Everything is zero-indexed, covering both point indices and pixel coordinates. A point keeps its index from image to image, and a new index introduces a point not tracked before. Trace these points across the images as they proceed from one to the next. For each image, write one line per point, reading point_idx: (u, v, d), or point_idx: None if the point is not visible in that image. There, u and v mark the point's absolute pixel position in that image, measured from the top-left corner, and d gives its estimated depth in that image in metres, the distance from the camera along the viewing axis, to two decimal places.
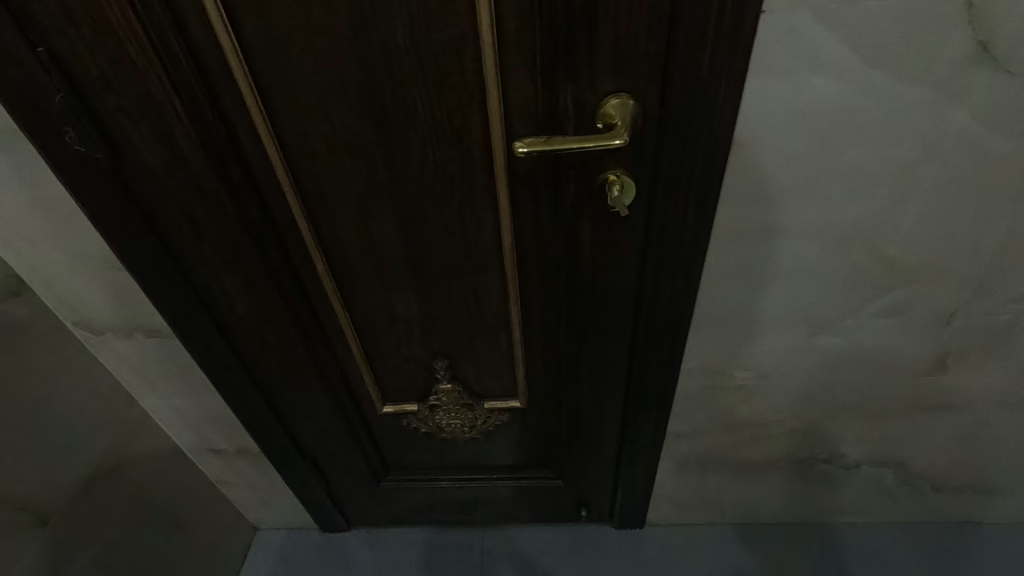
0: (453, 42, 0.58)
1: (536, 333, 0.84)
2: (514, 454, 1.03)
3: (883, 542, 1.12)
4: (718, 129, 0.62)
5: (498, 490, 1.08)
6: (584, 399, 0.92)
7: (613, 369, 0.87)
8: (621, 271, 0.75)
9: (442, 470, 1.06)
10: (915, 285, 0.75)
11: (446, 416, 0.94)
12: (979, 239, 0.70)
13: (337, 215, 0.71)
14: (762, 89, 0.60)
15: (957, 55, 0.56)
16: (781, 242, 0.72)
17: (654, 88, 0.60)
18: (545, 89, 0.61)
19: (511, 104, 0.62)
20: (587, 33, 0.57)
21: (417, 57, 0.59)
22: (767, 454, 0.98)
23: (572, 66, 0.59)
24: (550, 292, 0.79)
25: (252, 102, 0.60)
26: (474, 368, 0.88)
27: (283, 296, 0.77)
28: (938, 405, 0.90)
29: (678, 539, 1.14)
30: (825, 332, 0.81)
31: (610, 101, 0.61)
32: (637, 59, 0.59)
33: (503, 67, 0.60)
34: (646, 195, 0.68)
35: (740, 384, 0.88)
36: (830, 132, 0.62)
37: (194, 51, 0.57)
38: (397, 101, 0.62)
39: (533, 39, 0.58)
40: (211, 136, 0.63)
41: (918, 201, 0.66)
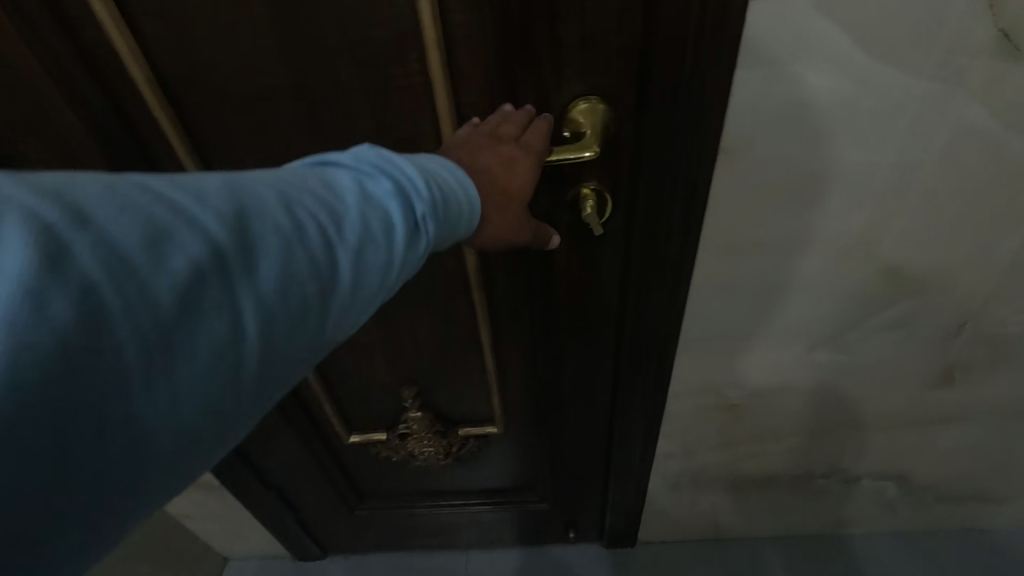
0: (393, 43, 0.49)
1: (510, 353, 0.79)
2: (498, 479, 1.05)
3: (882, 547, 1.16)
4: (706, 136, 0.52)
5: (482, 515, 1.12)
6: (569, 414, 0.87)
7: (599, 388, 0.83)
8: (602, 288, 0.68)
9: (420, 497, 1.10)
10: (919, 300, 0.67)
11: (418, 444, 0.94)
12: (992, 249, 0.62)
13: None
14: (755, 88, 0.49)
15: (988, 45, 0.46)
16: (780, 257, 0.63)
17: (628, 87, 0.51)
18: (504, 92, 0.52)
19: (464, 110, 0.53)
20: (548, 27, 0.48)
21: (353, 62, 0.50)
22: (764, 470, 0.97)
23: (532, 66, 0.50)
24: (524, 310, 0.72)
25: (163, 117, 0.52)
26: (446, 395, 0.86)
27: None
28: (943, 415, 0.85)
29: (670, 553, 1.20)
30: (824, 348, 0.74)
31: (578, 105, 0.52)
32: (607, 54, 0.49)
33: (454, 68, 0.51)
34: (624, 207, 0.60)
35: (734, 402, 0.83)
36: (834, 135, 0.52)
37: (88, 58, 0.49)
38: (334, 113, 0.53)
39: (485, 34, 0.49)
40: (122, 154, 0.55)
41: (925, 209, 0.58)
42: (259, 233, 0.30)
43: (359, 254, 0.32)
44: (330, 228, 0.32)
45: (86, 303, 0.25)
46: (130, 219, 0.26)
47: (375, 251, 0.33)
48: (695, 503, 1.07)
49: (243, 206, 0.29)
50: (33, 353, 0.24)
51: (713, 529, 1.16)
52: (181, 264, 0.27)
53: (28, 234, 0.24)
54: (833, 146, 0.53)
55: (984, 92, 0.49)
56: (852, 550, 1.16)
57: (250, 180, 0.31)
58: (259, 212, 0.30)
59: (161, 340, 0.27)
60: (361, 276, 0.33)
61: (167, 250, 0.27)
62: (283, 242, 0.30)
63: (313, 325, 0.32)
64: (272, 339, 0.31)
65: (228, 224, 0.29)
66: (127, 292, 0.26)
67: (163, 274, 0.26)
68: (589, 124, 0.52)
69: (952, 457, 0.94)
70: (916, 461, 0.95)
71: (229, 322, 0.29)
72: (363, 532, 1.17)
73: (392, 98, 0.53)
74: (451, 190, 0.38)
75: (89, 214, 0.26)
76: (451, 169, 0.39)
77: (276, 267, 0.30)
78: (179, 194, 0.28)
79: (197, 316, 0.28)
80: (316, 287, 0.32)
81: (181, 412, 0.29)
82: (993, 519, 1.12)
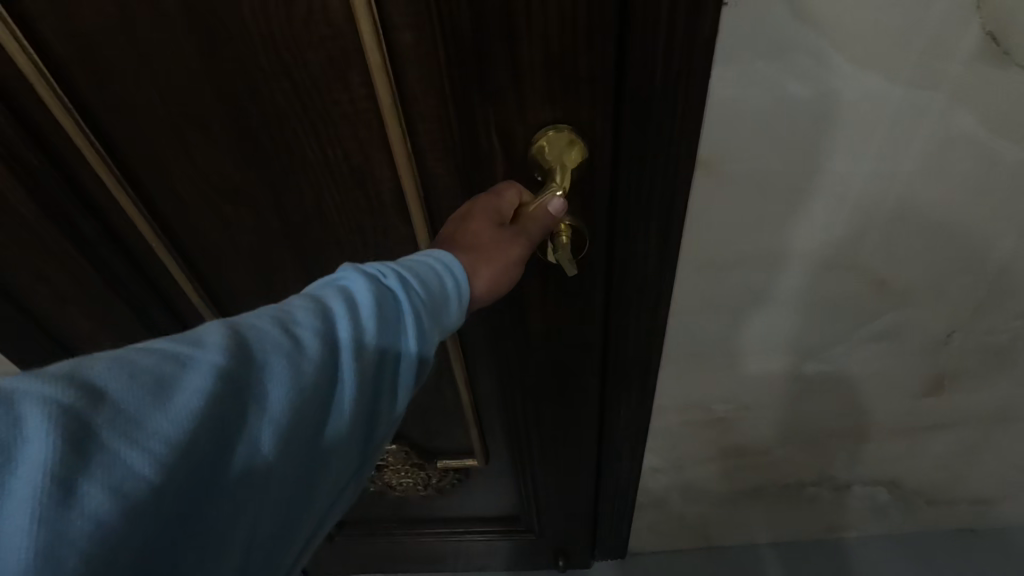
0: (336, 65, 0.48)
1: (483, 379, 0.79)
2: (480, 507, 1.07)
3: (876, 550, 1.14)
4: (679, 155, 0.49)
5: (468, 542, 1.13)
6: (552, 440, 0.84)
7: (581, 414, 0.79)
8: (582, 324, 0.66)
9: (402, 524, 1.12)
10: (906, 312, 0.65)
11: (396, 474, 0.96)
12: (982, 257, 0.59)
13: (223, 251, 0.67)
14: (730, 98, 0.46)
15: (975, 50, 0.43)
16: (763, 274, 0.60)
17: (597, 110, 0.48)
18: (463, 121, 0.50)
19: (418, 137, 0.53)
20: (508, 47, 0.44)
21: (293, 86, 0.50)
22: (754, 482, 0.95)
23: (489, 91, 0.47)
24: (500, 343, 0.70)
25: (82, 143, 0.54)
26: (422, 429, 0.89)
27: (153, 330, 0.75)
28: (932, 423, 0.83)
29: (662, 563, 1.19)
30: (811, 360, 0.71)
31: (546, 135, 0.49)
32: (575, 78, 0.46)
33: (403, 94, 0.50)
34: (601, 240, 0.57)
35: (719, 416, 0.80)
36: (816, 145, 0.49)
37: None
38: (274, 138, 0.54)
39: (434, 60, 0.47)
40: (42, 179, 0.57)
41: (912, 219, 0.55)
42: (265, 357, 0.33)
43: (368, 350, 0.36)
44: (320, 329, 0.35)
45: (109, 464, 0.27)
46: (138, 383, 0.29)
47: (378, 345, 0.37)
48: (685, 515, 1.05)
49: (246, 339, 0.33)
50: (64, 532, 0.26)
51: (705, 539, 1.13)
52: (197, 400, 0.30)
53: (48, 421, 0.26)
54: (815, 156, 0.50)
55: (971, 97, 0.46)
56: (846, 556, 1.14)
57: (247, 321, 0.34)
58: (261, 343, 0.34)
59: (188, 473, 0.29)
60: (375, 368, 0.37)
61: (179, 394, 0.30)
62: (292, 360, 0.34)
63: (338, 424, 0.36)
64: (299, 436, 0.34)
65: (216, 363, 0.31)
66: (149, 438, 0.28)
67: (179, 415, 0.29)
68: (557, 158, 0.49)
69: (944, 462, 0.92)
70: (907, 467, 0.93)
71: (253, 448, 0.32)
72: (348, 558, 1.18)
73: (333, 122, 0.53)
74: (440, 279, 0.42)
75: (100, 389, 0.28)
76: (437, 256, 0.44)
77: (289, 381, 0.33)
78: (182, 347, 0.31)
79: (221, 443, 0.31)
80: (325, 383, 0.35)
81: (234, 525, 0.32)
82: (987, 519, 1.11)
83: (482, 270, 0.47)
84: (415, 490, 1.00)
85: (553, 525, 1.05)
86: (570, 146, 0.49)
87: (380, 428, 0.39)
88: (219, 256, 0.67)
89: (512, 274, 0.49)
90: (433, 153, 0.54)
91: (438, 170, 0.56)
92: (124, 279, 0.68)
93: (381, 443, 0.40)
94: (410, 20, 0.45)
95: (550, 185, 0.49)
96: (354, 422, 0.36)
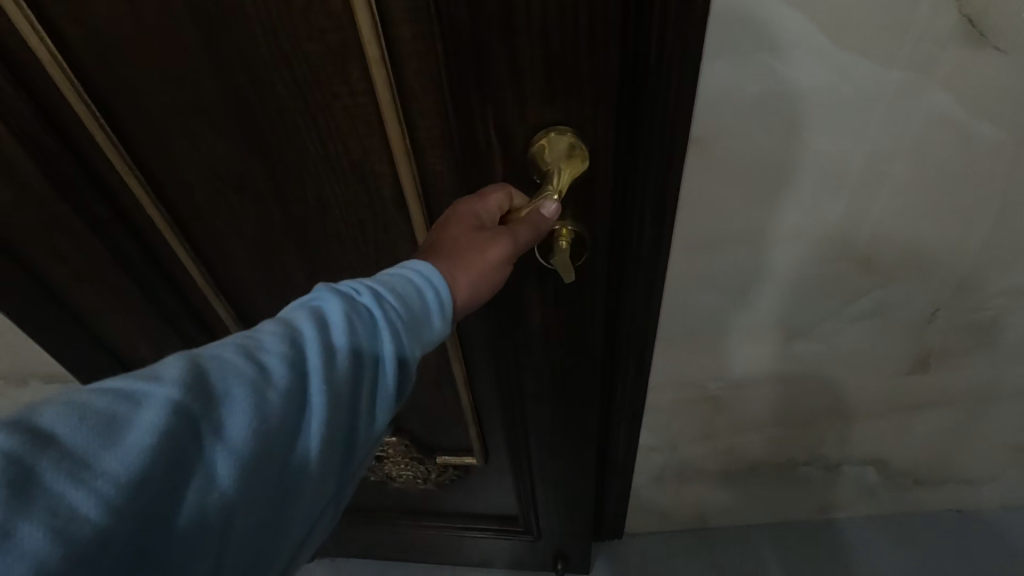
0: (336, 58, 0.49)
1: (483, 385, 0.81)
2: (479, 505, 1.09)
3: (868, 531, 1.17)
4: (671, 136, 0.51)
5: (467, 537, 1.16)
6: (550, 441, 0.87)
7: (580, 412, 0.80)
8: (580, 336, 0.68)
9: (403, 515, 1.15)
10: (893, 289, 0.67)
11: (395, 466, 0.99)
12: (963, 236, 0.62)
13: (228, 237, 0.68)
14: (720, 80, 0.48)
15: (951, 33, 0.46)
16: (753, 251, 0.63)
17: (592, 110, 0.49)
18: (460, 117, 0.51)
19: (417, 134, 0.54)
20: (505, 46, 0.45)
21: (294, 78, 0.51)
22: (747, 461, 0.98)
23: (485, 88, 0.48)
24: (500, 351, 0.73)
25: (95, 128, 0.56)
26: (421, 423, 0.91)
27: (163, 316, 0.77)
28: (919, 402, 0.86)
29: (659, 543, 1.22)
30: (802, 338, 0.74)
31: (543, 139, 0.51)
32: (571, 78, 0.47)
33: (402, 90, 0.51)
34: (599, 257, 0.59)
35: (714, 394, 0.83)
36: (804, 125, 0.51)
37: (17, 70, 0.53)
38: (276, 129, 0.55)
39: (433, 56, 0.48)
40: (56, 162, 0.59)
41: (897, 198, 0.58)
42: (226, 389, 0.32)
43: (337, 376, 0.36)
44: (285, 356, 0.35)
45: (50, 512, 0.26)
46: (84, 426, 0.28)
47: (347, 369, 0.36)
48: (679, 495, 1.08)
49: (205, 371, 0.33)
50: None
51: (699, 519, 1.16)
52: (150, 437, 0.29)
53: None
54: (804, 136, 0.52)
55: (949, 79, 0.48)
56: (837, 535, 1.17)
57: (208, 353, 0.34)
58: (222, 375, 0.33)
59: (141, 515, 0.29)
60: (345, 393, 0.36)
61: (129, 434, 0.29)
62: (255, 390, 0.33)
63: (305, 452, 0.35)
64: (262, 469, 0.33)
65: (169, 399, 0.31)
66: (99, 478, 0.28)
67: (129, 456, 0.28)
68: (554, 161, 0.51)
69: (930, 441, 0.95)
70: (894, 446, 0.96)
71: (212, 485, 0.31)
72: (351, 541, 1.23)
73: (335, 113, 0.54)
74: (421, 294, 0.41)
75: (42, 435, 0.27)
76: (416, 267, 0.43)
77: (251, 413, 0.32)
78: (135, 384, 0.31)
79: (177, 483, 0.30)
80: (292, 412, 0.34)
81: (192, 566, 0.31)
82: (974, 500, 1.14)
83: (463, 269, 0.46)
84: (415, 483, 1.02)
85: (552, 519, 1.06)
86: (574, 152, 0.51)
87: (357, 452, 0.38)
88: (225, 242, 0.69)
89: (496, 276, 0.48)
90: (433, 145, 0.55)
91: (437, 167, 0.57)
92: (132, 261, 0.70)
93: (358, 463, 0.39)
94: (408, 16, 0.46)
95: (546, 189, 0.51)
96: (325, 448, 0.36)
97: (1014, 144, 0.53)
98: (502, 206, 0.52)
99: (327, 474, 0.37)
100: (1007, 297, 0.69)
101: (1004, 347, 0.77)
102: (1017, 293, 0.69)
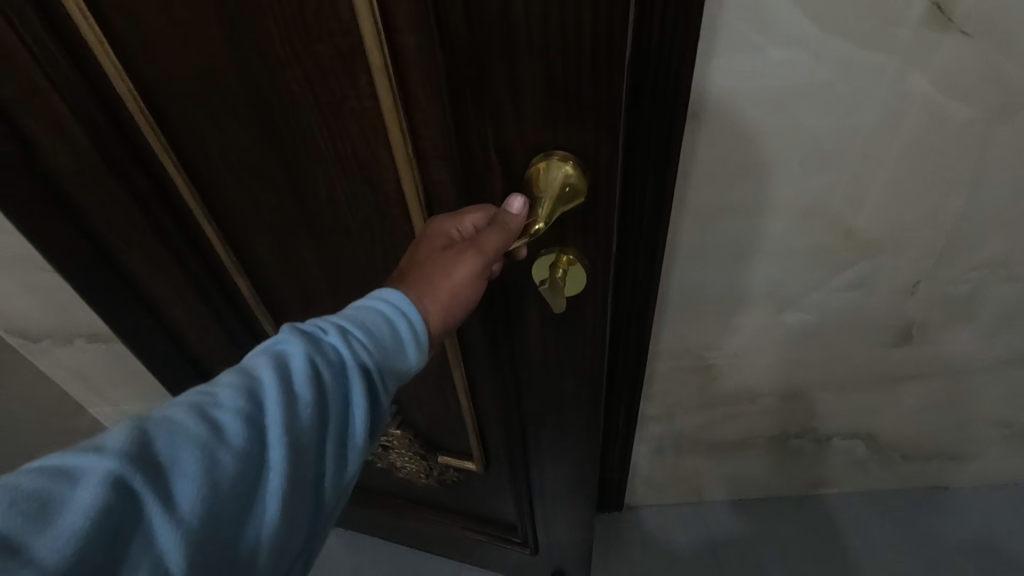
0: (344, 57, 0.50)
1: (483, 396, 0.84)
2: (477, 506, 1.14)
3: (857, 507, 1.23)
4: (672, 107, 0.55)
5: (465, 536, 1.20)
6: (547, 456, 0.88)
7: (576, 435, 0.81)
8: (575, 365, 0.70)
9: (406, 501, 1.20)
10: (877, 261, 0.73)
11: (400, 458, 1.04)
12: (940, 210, 0.67)
13: (251, 225, 0.70)
14: (715, 59, 0.54)
15: (923, 18, 0.51)
16: (745, 222, 0.68)
17: (591, 129, 0.48)
18: (457, 130, 0.51)
19: (420, 143, 0.53)
20: (505, 59, 0.45)
21: (305, 75, 0.52)
22: (741, 434, 1.04)
23: (485, 100, 0.48)
24: (499, 365, 0.76)
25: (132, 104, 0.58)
26: (426, 420, 0.95)
27: (199, 290, 0.79)
28: (903, 374, 0.91)
29: (656, 518, 1.27)
30: (792, 308, 0.79)
31: (538, 165, 0.50)
32: (571, 95, 0.46)
33: (405, 99, 0.50)
34: (598, 291, 0.61)
35: (710, 363, 0.88)
36: (793, 103, 0.57)
37: (65, 40, 0.55)
38: (290, 121, 0.57)
39: (434, 65, 0.47)
40: (101, 132, 0.62)
41: (877, 172, 0.63)
42: (172, 456, 0.33)
43: (297, 428, 0.36)
44: (239, 414, 0.35)
45: None
46: (18, 512, 0.29)
47: (306, 421, 0.37)
48: (677, 466, 1.13)
49: (149, 440, 0.33)
50: None
51: (695, 492, 1.22)
52: (88, 516, 0.30)
53: None
54: (792, 112, 0.58)
55: (923, 61, 0.54)
56: (827, 509, 1.23)
57: (156, 418, 0.34)
58: (171, 440, 0.34)
59: None
60: (304, 446, 0.37)
61: (64, 517, 0.29)
62: (206, 452, 0.34)
63: (263, 511, 0.35)
64: (214, 533, 0.33)
65: (108, 474, 0.31)
66: (32, 565, 0.28)
67: (64, 539, 0.29)
68: (545, 189, 0.50)
69: (915, 414, 1.00)
70: (881, 420, 1.01)
71: (159, 556, 0.32)
72: (363, 515, 1.29)
73: (343, 115, 0.54)
74: (388, 329, 0.42)
75: None
76: (382, 300, 0.44)
77: (199, 479, 0.33)
78: (76, 459, 0.31)
79: (119, 558, 0.30)
80: (247, 470, 0.35)
81: None
82: (959, 477, 1.20)
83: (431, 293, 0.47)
84: (417, 476, 1.07)
85: (550, 534, 1.09)
86: (572, 182, 0.50)
87: (325, 501, 0.39)
88: (249, 229, 0.71)
89: (472, 288, 0.49)
90: (436, 155, 0.54)
91: (438, 177, 0.56)
92: (169, 239, 0.72)
93: (325, 516, 0.39)
94: (411, 22, 0.45)
95: (532, 217, 0.51)
96: (281, 509, 0.36)
97: (984, 120, 0.58)
98: (478, 223, 0.52)
99: (294, 528, 0.37)
100: (983, 270, 0.74)
101: (982, 319, 0.82)
102: (994, 265, 0.74)
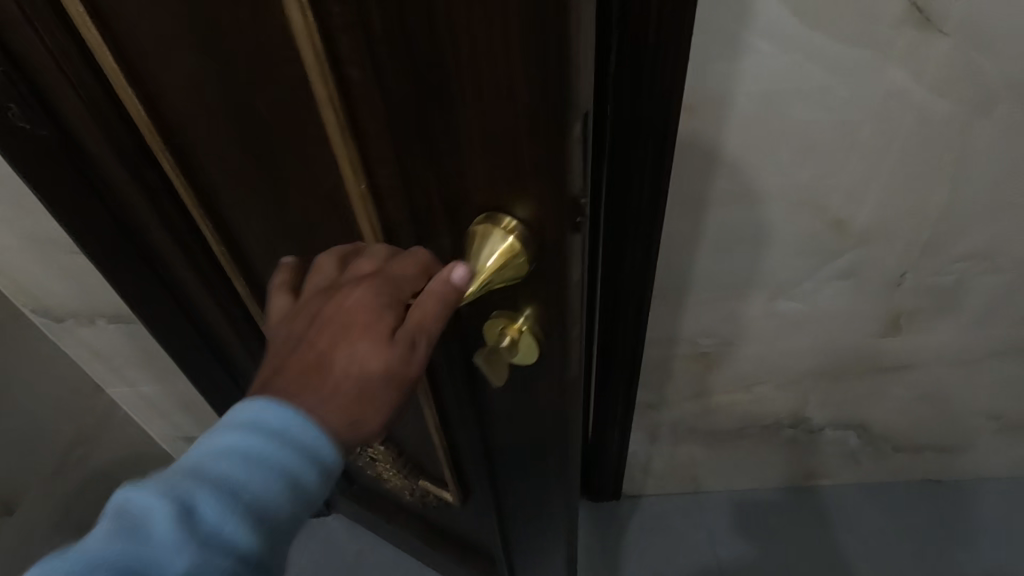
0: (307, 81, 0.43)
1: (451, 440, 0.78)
2: (461, 533, 1.10)
3: (850, 498, 1.26)
4: (668, 97, 0.59)
5: (451, 554, 1.18)
6: (518, 507, 0.82)
7: (542, 496, 0.74)
8: (537, 430, 0.63)
9: (400, 505, 1.21)
10: (864, 251, 0.76)
11: (385, 470, 1.03)
12: (923, 202, 0.71)
13: (248, 236, 0.66)
14: (707, 54, 0.57)
15: (903, 17, 0.54)
16: (737, 212, 0.72)
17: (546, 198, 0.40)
18: (404, 182, 0.43)
19: (371, 192, 0.45)
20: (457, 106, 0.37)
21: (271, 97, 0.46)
22: (736, 422, 1.07)
23: (435, 150, 0.40)
24: (464, 412, 0.70)
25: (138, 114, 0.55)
26: (407, 445, 0.92)
27: (215, 284, 0.80)
28: (893, 364, 0.94)
29: (654, 508, 1.29)
30: (783, 296, 0.83)
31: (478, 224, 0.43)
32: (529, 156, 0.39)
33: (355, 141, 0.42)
34: (559, 365, 0.52)
35: (704, 351, 0.92)
36: (781, 96, 0.60)
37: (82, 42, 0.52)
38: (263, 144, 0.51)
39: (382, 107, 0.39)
40: (120, 134, 0.60)
41: (862, 164, 0.66)
42: None
43: None
44: None
45: None
46: None
47: None
48: (675, 454, 1.16)
49: None
50: None
51: (691, 480, 1.25)
52: None
53: None
54: (781, 105, 0.61)
55: (903, 58, 0.57)
56: (821, 500, 1.26)
57: None
58: None
59: None
60: None
61: None
62: None
63: None
64: None
65: None
66: None
67: None
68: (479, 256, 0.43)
69: (906, 405, 1.04)
70: (872, 411, 1.05)
71: None
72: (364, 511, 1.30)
73: (305, 138, 0.48)
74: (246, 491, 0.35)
75: None
76: (237, 445, 0.36)
77: None
78: None
79: None
80: None
81: None
82: (950, 469, 1.22)
83: (341, 404, 0.40)
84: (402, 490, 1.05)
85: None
86: (506, 270, 0.43)
87: None
88: (247, 243, 0.68)
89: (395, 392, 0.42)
90: (392, 204, 0.46)
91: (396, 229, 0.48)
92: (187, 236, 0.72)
93: None
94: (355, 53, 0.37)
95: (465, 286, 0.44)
96: None
97: (966, 115, 0.62)
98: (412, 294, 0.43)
99: None
100: (967, 261, 0.78)
101: (968, 310, 0.85)
102: (979, 256, 0.77)
